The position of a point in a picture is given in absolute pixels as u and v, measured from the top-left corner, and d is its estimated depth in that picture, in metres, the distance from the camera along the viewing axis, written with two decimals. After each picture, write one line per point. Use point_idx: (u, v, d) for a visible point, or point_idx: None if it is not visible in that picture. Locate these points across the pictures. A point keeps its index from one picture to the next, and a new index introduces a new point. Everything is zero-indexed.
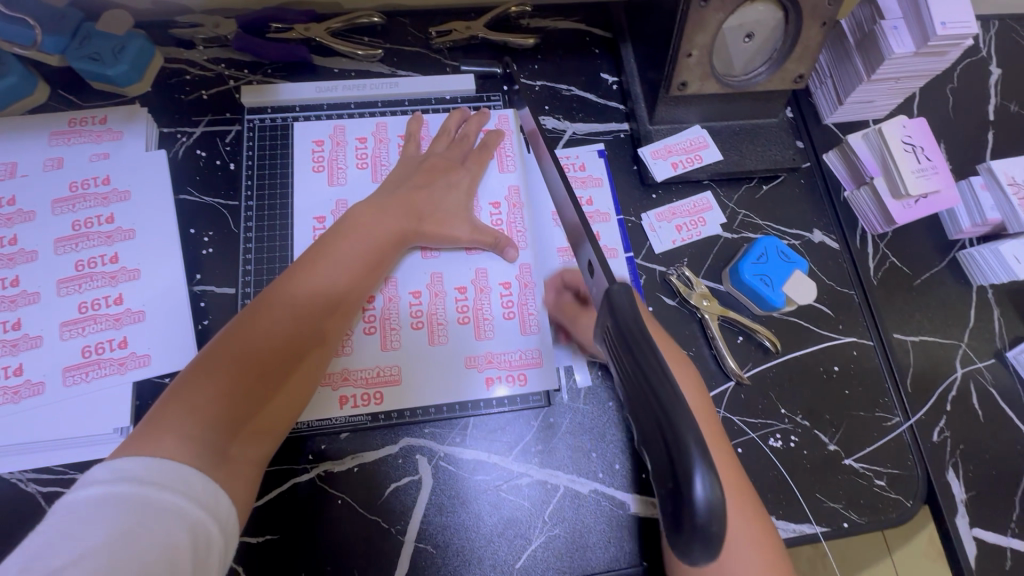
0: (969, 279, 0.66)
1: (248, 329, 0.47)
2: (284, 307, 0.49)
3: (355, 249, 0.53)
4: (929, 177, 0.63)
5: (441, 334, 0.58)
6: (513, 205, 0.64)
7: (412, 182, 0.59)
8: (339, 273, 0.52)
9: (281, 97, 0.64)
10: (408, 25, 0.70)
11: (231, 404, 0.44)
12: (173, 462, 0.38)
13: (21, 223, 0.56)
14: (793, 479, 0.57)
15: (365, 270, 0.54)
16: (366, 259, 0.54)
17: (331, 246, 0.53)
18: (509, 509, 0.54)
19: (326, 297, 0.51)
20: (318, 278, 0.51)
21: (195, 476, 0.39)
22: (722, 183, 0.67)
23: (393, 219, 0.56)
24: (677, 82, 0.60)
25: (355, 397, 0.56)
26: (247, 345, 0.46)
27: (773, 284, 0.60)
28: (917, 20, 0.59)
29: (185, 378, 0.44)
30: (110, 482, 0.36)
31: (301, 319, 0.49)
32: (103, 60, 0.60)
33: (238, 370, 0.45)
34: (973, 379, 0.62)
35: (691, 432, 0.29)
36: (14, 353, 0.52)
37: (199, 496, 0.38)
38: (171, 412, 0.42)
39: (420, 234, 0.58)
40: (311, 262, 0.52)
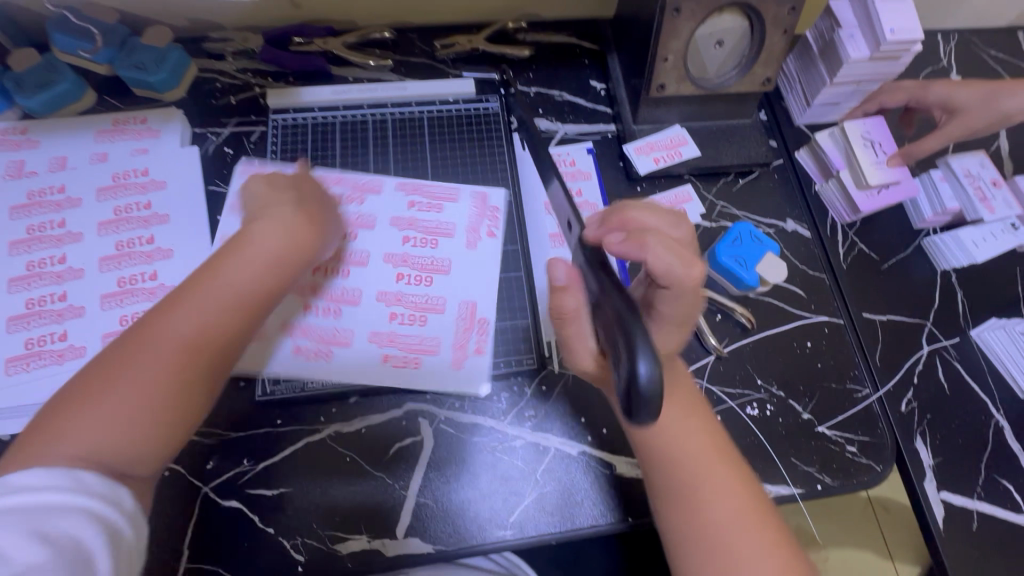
0: (934, 264, 0.71)
1: (145, 339, 0.46)
2: (174, 325, 0.46)
3: (248, 261, 0.50)
4: (888, 169, 0.69)
5: (433, 338, 0.62)
6: (478, 203, 0.68)
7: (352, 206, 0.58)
8: (227, 285, 0.49)
9: (302, 99, 0.71)
10: (415, 40, 0.78)
11: (123, 417, 0.43)
12: (64, 470, 0.39)
13: (69, 209, 0.63)
14: (769, 444, 0.61)
15: (261, 281, 0.51)
16: (258, 263, 0.50)
17: (226, 259, 0.50)
18: (504, 468, 0.58)
19: (223, 300, 0.48)
20: (200, 293, 0.48)
21: (93, 478, 0.40)
22: (701, 177, 0.73)
23: (292, 225, 0.53)
24: (656, 84, 0.67)
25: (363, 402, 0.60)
26: (134, 357, 0.45)
27: (747, 266, 0.65)
28: (870, 29, 0.65)
29: (76, 391, 0.44)
30: (62, 492, 0.38)
31: (200, 324, 0.47)
32: (146, 69, 0.68)
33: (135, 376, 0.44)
34: (939, 355, 0.67)
35: (641, 334, 0.36)
36: (59, 322, 0.58)
37: (101, 496, 0.40)
38: (66, 423, 0.42)
39: (333, 242, 0.55)
40: (203, 273, 0.49)
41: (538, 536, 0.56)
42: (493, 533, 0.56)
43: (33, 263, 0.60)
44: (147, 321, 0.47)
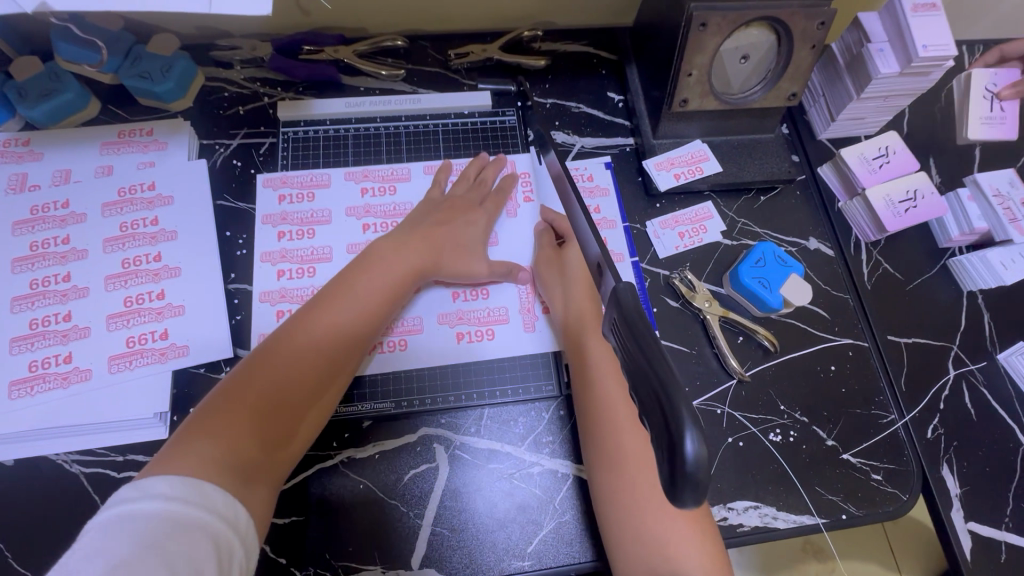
0: (960, 285, 0.69)
1: (272, 362, 0.50)
2: (304, 344, 0.51)
3: (375, 285, 0.56)
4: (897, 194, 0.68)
5: (460, 362, 0.61)
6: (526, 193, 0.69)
7: (434, 219, 0.62)
8: (357, 308, 0.55)
9: (313, 111, 0.69)
10: (428, 48, 0.76)
11: (245, 432, 0.46)
12: (197, 482, 0.41)
13: (73, 225, 0.61)
14: (793, 471, 0.60)
15: (380, 306, 0.56)
16: (383, 292, 0.56)
17: (355, 280, 0.56)
18: (520, 496, 0.56)
19: (341, 332, 0.53)
20: (332, 317, 0.53)
21: (217, 491, 0.41)
22: (722, 194, 0.71)
23: (415, 250, 0.59)
24: (679, 99, 0.65)
25: (393, 436, 0.58)
26: (261, 377, 0.49)
27: (771, 287, 0.64)
28: (901, 43, 0.63)
29: (205, 408, 0.47)
30: (142, 500, 0.39)
31: (318, 353, 0.52)
32: (152, 78, 0.66)
33: (256, 397, 0.48)
34: (965, 379, 0.65)
35: (684, 399, 0.30)
36: (64, 343, 0.56)
37: (218, 509, 0.41)
38: (195, 436, 0.44)
39: (440, 269, 0.60)
40: (332, 294, 0.55)
41: (556, 567, 0.54)
42: (510, 564, 0.54)
43: (35, 282, 0.58)
44: (267, 345, 0.51)
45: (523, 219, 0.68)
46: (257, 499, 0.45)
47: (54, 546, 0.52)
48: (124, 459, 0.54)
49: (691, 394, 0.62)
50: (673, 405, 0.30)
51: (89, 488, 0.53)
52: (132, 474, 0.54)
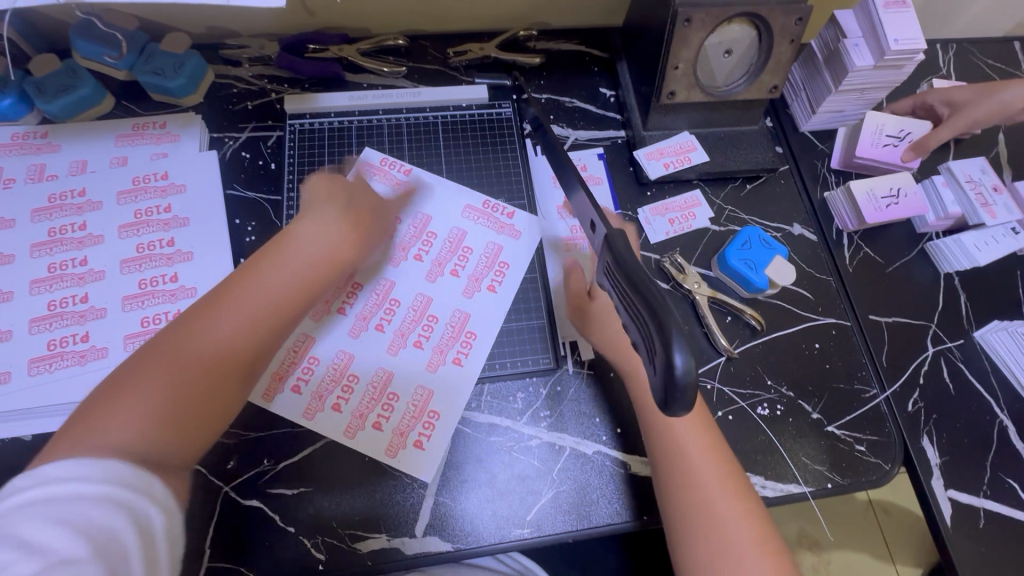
0: (937, 267, 0.72)
1: (198, 341, 0.47)
2: (219, 324, 0.48)
3: (280, 267, 0.53)
4: (885, 202, 0.71)
5: (467, 347, 0.63)
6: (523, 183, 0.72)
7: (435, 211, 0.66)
8: (267, 291, 0.51)
9: (318, 104, 0.72)
10: (428, 47, 0.80)
11: (163, 413, 0.44)
12: (98, 461, 0.39)
13: (90, 212, 0.64)
14: (780, 443, 0.62)
15: (288, 294, 0.52)
16: (297, 272, 0.53)
17: (264, 265, 0.53)
18: (520, 468, 0.59)
19: (251, 315, 0.50)
20: (232, 304, 0.49)
21: (137, 474, 0.40)
22: (709, 182, 0.75)
23: (345, 238, 0.57)
24: (666, 92, 0.68)
25: (402, 419, 0.59)
26: (184, 357, 0.46)
27: (756, 268, 0.67)
28: (874, 37, 0.67)
29: (119, 383, 0.45)
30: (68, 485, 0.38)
31: (225, 334, 0.48)
32: (165, 74, 0.69)
33: (177, 379, 0.45)
34: (943, 356, 0.68)
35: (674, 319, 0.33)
36: (81, 323, 0.59)
37: (148, 493, 0.40)
38: (106, 413, 0.43)
39: (370, 256, 0.59)
40: (244, 274, 0.52)
41: (554, 534, 0.57)
42: (510, 530, 0.57)
43: (53, 266, 0.61)
44: (185, 322, 0.48)
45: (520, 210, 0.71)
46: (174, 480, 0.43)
47: None
48: None
49: None
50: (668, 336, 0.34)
51: None
52: None
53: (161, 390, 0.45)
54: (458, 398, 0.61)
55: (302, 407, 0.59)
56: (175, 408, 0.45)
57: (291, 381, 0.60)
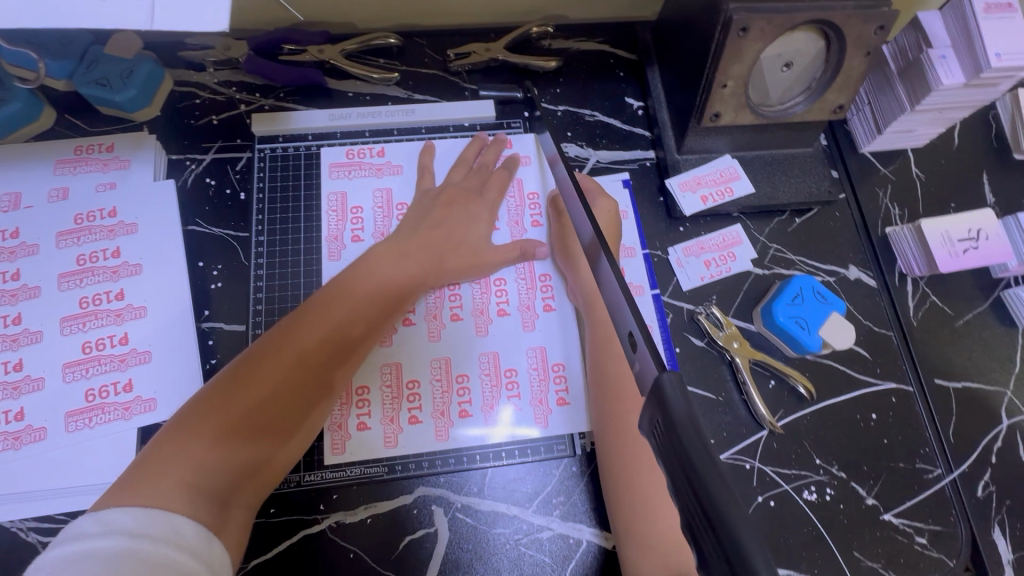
0: (1014, 321, 0.63)
1: (277, 362, 0.46)
2: (298, 346, 0.47)
3: (364, 294, 0.51)
4: (963, 247, 0.60)
5: (550, 290, 0.58)
6: (533, 206, 0.61)
7: (431, 218, 0.57)
8: (350, 318, 0.50)
9: (293, 125, 0.61)
10: (424, 47, 0.68)
11: (235, 439, 0.43)
12: (162, 511, 0.37)
13: (24, 258, 0.54)
14: (829, 535, 0.54)
15: (372, 318, 0.51)
16: (380, 302, 0.52)
17: (348, 286, 0.51)
18: (529, 566, 0.51)
19: (337, 345, 0.49)
20: (317, 327, 0.48)
21: (186, 527, 0.37)
22: (752, 215, 0.64)
23: (417, 257, 0.55)
24: (710, 113, 0.57)
25: (533, 388, 0.55)
26: (263, 377, 0.45)
27: (809, 328, 0.57)
28: (969, 52, 0.55)
29: (203, 398, 0.44)
30: (104, 536, 0.34)
31: (312, 359, 0.47)
32: (111, 86, 0.58)
33: (257, 404, 0.44)
34: (1019, 429, 0.59)
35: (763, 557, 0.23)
36: (15, 397, 0.50)
37: (189, 546, 0.36)
38: (188, 432, 0.42)
39: (442, 274, 0.56)
40: (330, 295, 0.50)
41: None
42: None
43: None
44: (269, 340, 0.47)
45: None
46: (229, 526, 0.41)
47: None
48: None
49: (718, 448, 0.56)
50: None
51: None
52: None
53: (238, 414, 0.43)
54: (570, 346, 0.57)
55: (430, 430, 0.53)
56: (249, 433, 0.43)
57: (387, 413, 0.54)
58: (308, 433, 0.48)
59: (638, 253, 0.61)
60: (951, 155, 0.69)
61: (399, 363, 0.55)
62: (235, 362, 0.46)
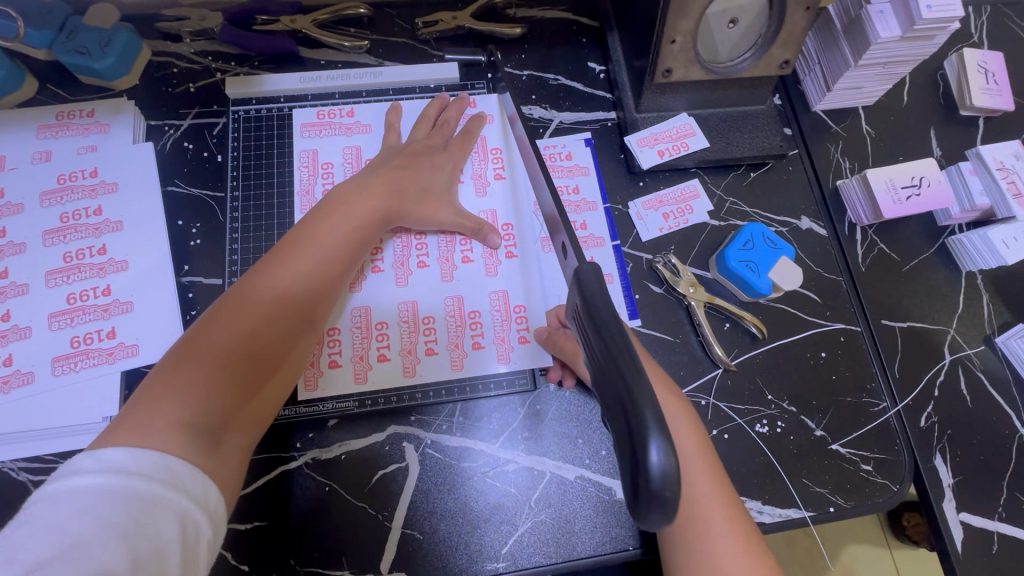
0: (958, 265, 0.66)
1: (254, 304, 0.47)
2: (273, 288, 0.48)
3: (334, 235, 0.52)
4: (905, 195, 0.64)
5: (512, 238, 0.62)
6: (496, 160, 0.65)
7: (395, 164, 0.59)
8: (323, 259, 0.51)
9: (265, 88, 0.64)
10: (394, 17, 0.70)
11: (223, 380, 0.44)
12: (159, 451, 0.38)
13: (9, 216, 0.56)
14: (779, 464, 0.57)
15: (342, 260, 0.53)
16: (350, 242, 0.53)
17: (314, 230, 0.52)
18: (495, 495, 0.54)
19: (311, 285, 0.50)
20: (290, 269, 0.49)
21: (184, 469, 0.38)
22: (709, 170, 0.67)
23: (377, 199, 0.55)
24: (662, 69, 0.60)
25: (496, 327, 0.58)
26: (242, 320, 0.46)
27: (759, 271, 0.60)
28: (903, 4, 0.58)
29: (182, 346, 0.44)
30: (104, 475, 0.35)
31: (288, 300, 0.49)
32: (90, 53, 0.61)
33: (240, 346, 0.45)
34: (961, 364, 0.62)
35: (651, 405, 0.29)
36: (3, 345, 0.53)
37: (186, 488, 0.37)
38: (175, 378, 0.42)
39: (403, 217, 0.58)
40: (297, 239, 0.51)
41: (532, 568, 0.52)
42: (484, 565, 0.52)
43: None
44: (240, 286, 0.48)
45: (493, 199, 0.63)
46: (229, 462, 0.43)
47: None
48: None
49: None
50: (638, 418, 0.29)
51: None
52: None
53: (224, 355, 0.44)
54: (530, 288, 0.60)
55: (398, 367, 0.56)
56: (236, 373, 0.44)
57: (357, 352, 0.57)
58: (291, 372, 0.50)
59: (599, 205, 0.64)
60: (900, 112, 0.72)
61: (368, 307, 0.58)
62: (210, 310, 0.47)
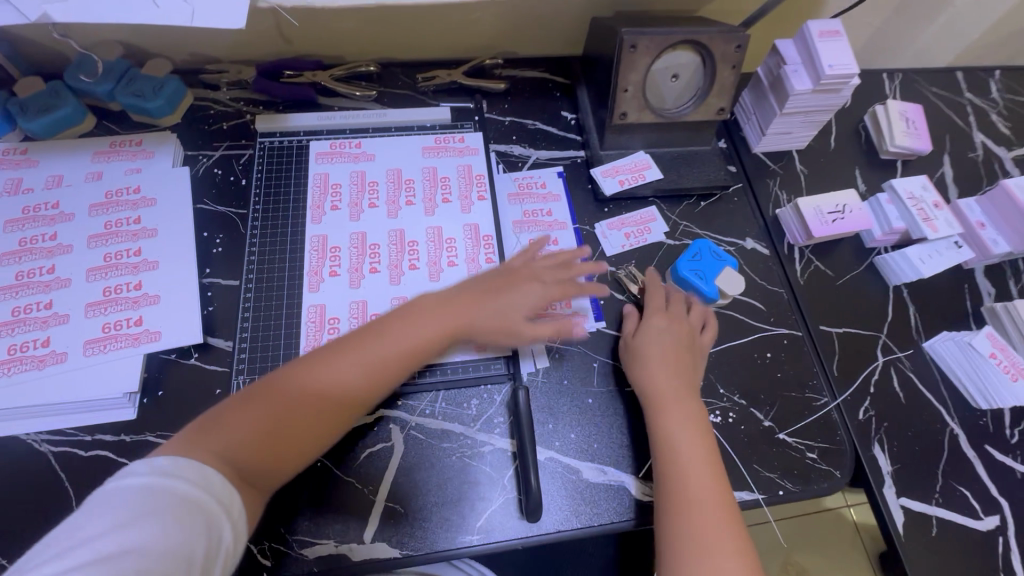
0: (885, 280, 0.75)
1: (310, 379, 0.53)
2: (328, 373, 0.53)
3: (404, 338, 0.56)
4: (831, 218, 0.74)
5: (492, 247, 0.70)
6: (478, 180, 0.74)
7: (481, 285, 0.62)
8: (379, 360, 0.55)
9: (288, 124, 0.76)
10: (399, 73, 0.84)
11: (262, 434, 0.50)
12: (191, 461, 0.45)
13: (61, 223, 0.66)
14: (732, 449, 0.63)
15: (398, 363, 0.56)
16: (410, 353, 0.56)
17: (386, 327, 0.57)
18: (472, 474, 0.59)
19: (363, 379, 0.54)
20: (354, 355, 0.54)
21: (215, 483, 0.45)
22: (664, 199, 0.78)
23: (453, 309, 0.59)
24: (618, 112, 0.72)
25: None
26: (292, 389, 0.52)
27: (706, 278, 0.69)
28: (812, 64, 0.71)
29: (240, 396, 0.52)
30: (152, 477, 0.43)
31: (339, 386, 0.53)
32: (144, 96, 0.73)
33: (283, 410, 0.51)
34: (894, 365, 0.70)
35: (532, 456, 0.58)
36: (43, 328, 0.60)
37: (215, 496, 0.45)
38: (226, 424, 0.50)
39: (473, 331, 0.60)
40: (366, 334, 0.56)
41: (504, 541, 0.57)
42: (459, 537, 0.57)
43: (21, 273, 0.63)
44: (308, 359, 0.54)
45: (476, 215, 0.72)
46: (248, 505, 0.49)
47: (19, 520, 0.54)
48: (92, 439, 0.58)
49: None
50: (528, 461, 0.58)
51: (54, 466, 0.56)
52: (99, 452, 0.57)
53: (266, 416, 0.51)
54: None
55: None
56: (275, 433, 0.50)
57: None
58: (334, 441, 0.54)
59: (568, 226, 0.74)
60: (828, 155, 0.85)
61: (363, 302, 0.65)
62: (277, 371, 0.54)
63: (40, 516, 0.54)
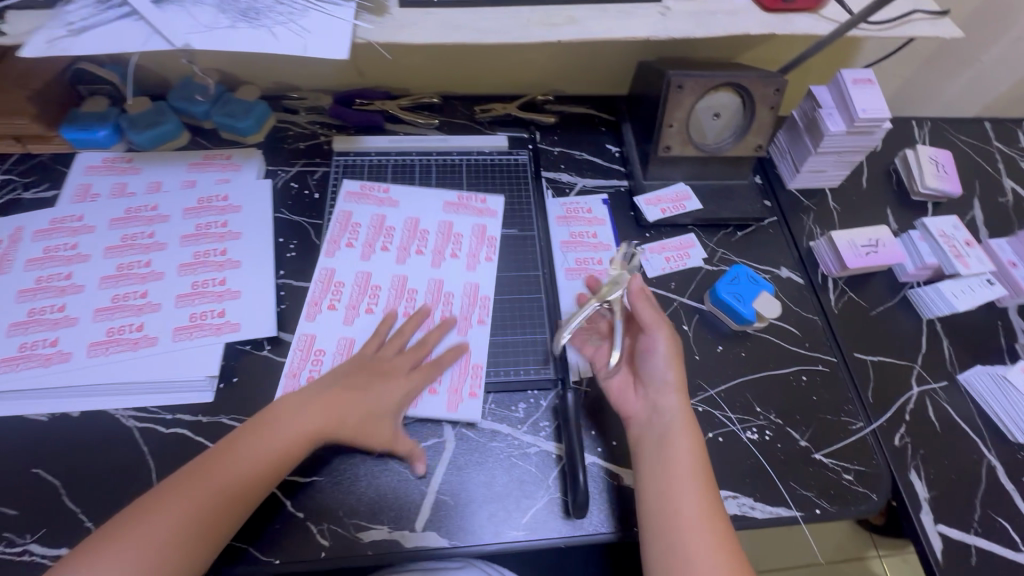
0: (919, 313, 0.78)
1: (221, 471, 0.54)
2: (218, 468, 0.54)
3: (279, 433, 0.57)
4: (865, 251, 0.78)
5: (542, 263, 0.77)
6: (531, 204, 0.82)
7: (346, 379, 0.62)
8: (253, 456, 0.55)
9: (361, 145, 0.84)
10: (458, 105, 0.92)
11: (172, 538, 0.50)
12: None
13: (159, 223, 0.74)
14: (770, 466, 0.65)
15: (271, 459, 0.56)
16: (277, 452, 0.56)
17: (274, 418, 0.58)
18: (519, 472, 0.63)
19: (248, 474, 0.54)
20: (236, 453, 0.55)
21: None
22: (703, 228, 0.83)
23: (324, 411, 0.59)
24: (663, 146, 0.79)
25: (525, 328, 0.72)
26: (197, 485, 0.53)
27: (744, 300, 0.73)
28: (845, 108, 0.77)
29: (155, 495, 0.53)
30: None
31: (236, 481, 0.54)
32: (235, 117, 0.82)
33: (191, 508, 0.52)
34: (929, 396, 0.71)
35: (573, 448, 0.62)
36: (138, 315, 0.67)
37: None
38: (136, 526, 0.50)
39: (337, 433, 0.59)
40: (253, 428, 0.57)
41: (549, 538, 0.59)
42: (506, 532, 0.59)
43: (122, 265, 0.70)
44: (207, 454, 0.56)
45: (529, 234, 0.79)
46: None
47: (102, 487, 0.59)
48: (173, 417, 0.63)
49: None
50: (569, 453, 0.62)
51: (138, 439, 0.61)
52: (178, 430, 0.62)
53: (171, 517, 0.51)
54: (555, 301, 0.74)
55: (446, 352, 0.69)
56: (185, 532, 0.51)
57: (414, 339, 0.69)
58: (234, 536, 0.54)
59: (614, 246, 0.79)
60: (860, 194, 0.89)
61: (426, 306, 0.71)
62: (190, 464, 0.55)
63: (122, 484, 0.59)
